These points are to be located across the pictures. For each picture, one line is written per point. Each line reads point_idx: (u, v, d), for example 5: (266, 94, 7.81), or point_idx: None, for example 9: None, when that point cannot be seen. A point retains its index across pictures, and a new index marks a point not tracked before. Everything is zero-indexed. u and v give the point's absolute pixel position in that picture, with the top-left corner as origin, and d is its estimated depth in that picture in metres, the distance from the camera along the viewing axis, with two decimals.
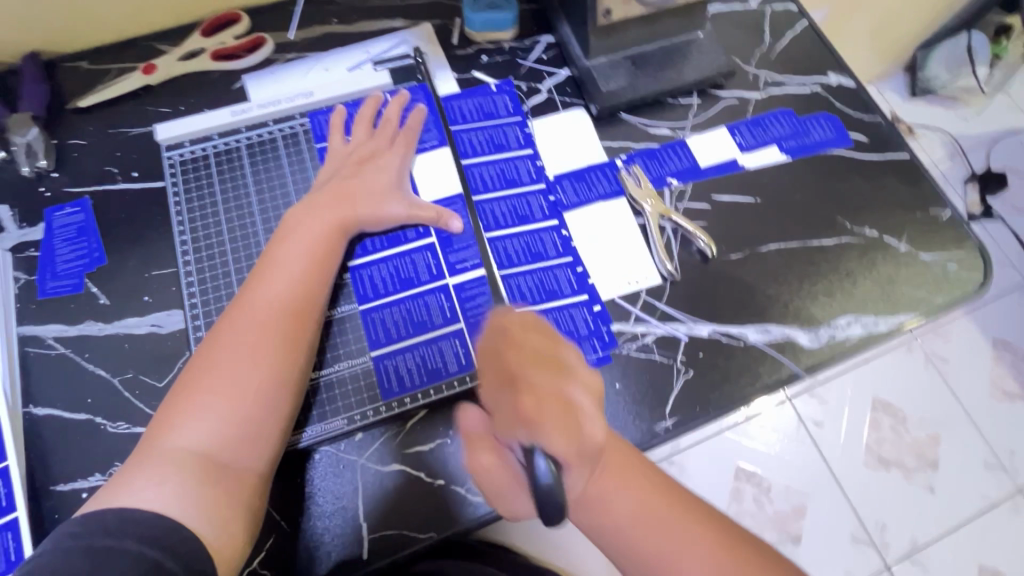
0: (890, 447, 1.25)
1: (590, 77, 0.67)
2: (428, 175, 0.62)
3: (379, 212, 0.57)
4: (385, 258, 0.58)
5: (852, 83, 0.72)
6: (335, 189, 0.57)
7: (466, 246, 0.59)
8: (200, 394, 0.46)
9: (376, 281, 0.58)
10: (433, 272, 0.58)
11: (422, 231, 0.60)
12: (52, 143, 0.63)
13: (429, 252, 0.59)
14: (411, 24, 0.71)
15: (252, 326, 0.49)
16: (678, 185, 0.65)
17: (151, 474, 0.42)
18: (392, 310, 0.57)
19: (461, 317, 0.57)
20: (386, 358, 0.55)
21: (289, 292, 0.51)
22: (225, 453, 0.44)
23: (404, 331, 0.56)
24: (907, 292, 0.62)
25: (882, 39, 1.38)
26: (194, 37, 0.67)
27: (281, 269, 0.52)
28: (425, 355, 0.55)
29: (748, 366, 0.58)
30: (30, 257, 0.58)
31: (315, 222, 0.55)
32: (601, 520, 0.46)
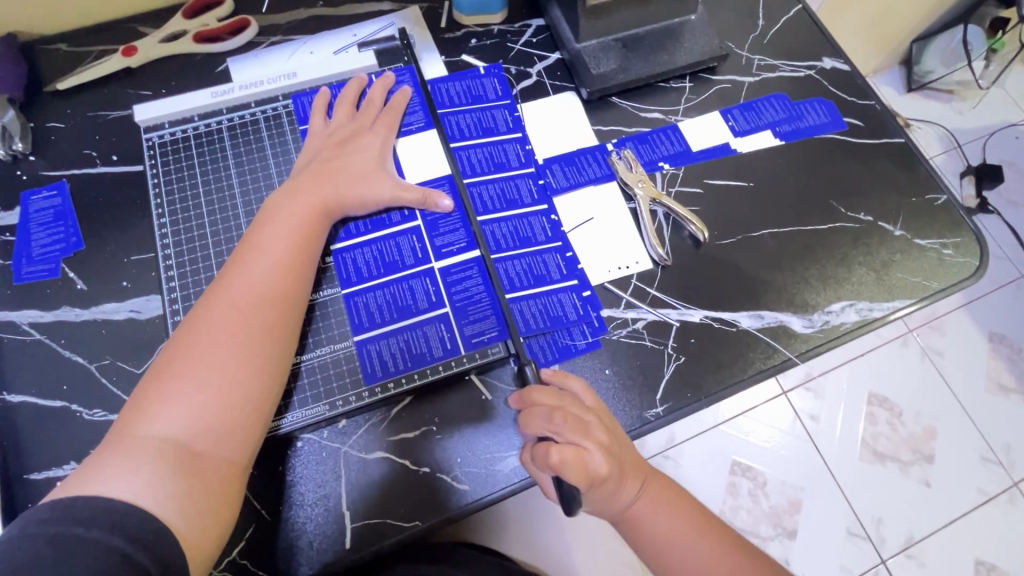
0: (886, 441, 1.24)
1: (581, 59, 0.66)
2: (413, 157, 0.61)
3: (364, 196, 0.56)
4: (369, 241, 0.57)
5: (846, 67, 0.71)
6: (318, 172, 0.56)
7: (452, 229, 0.58)
8: (175, 379, 0.44)
9: (359, 265, 0.56)
10: (418, 255, 0.57)
11: (408, 215, 0.59)
12: (29, 126, 0.61)
13: (415, 235, 0.58)
14: (398, 7, 0.69)
15: (232, 311, 0.47)
16: (670, 170, 0.64)
17: (123, 461, 0.40)
18: (375, 294, 0.55)
19: (447, 301, 0.55)
20: (370, 342, 0.54)
21: (271, 276, 0.50)
22: (201, 441, 0.43)
23: (388, 315, 0.55)
24: (903, 278, 0.61)
25: (878, 32, 1.38)
26: (176, 19, 0.66)
27: (262, 253, 0.50)
28: (410, 340, 0.54)
29: (741, 353, 0.57)
30: (6, 242, 0.57)
31: (297, 204, 0.53)
32: (638, 539, 0.51)
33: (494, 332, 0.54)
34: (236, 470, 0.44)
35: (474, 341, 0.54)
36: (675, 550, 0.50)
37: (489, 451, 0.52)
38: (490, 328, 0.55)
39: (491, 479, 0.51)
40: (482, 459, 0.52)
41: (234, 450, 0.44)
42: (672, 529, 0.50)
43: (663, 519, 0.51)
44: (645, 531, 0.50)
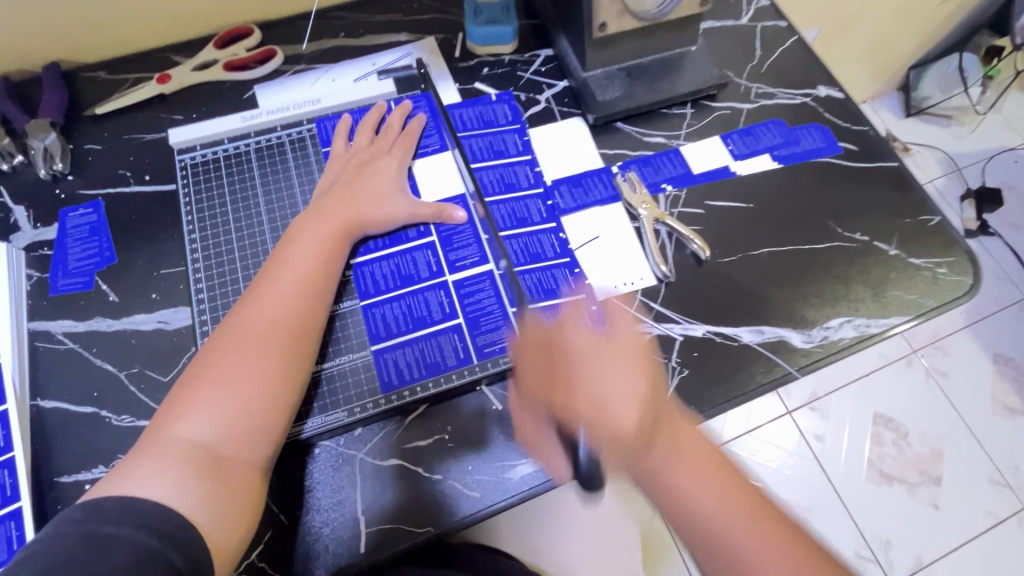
0: (893, 462, 1.25)
1: (587, 87, 0.69)
2: (429, 177, 0.64)
3: (382, 215, 0.59)
4: (386, 256, 0.60)
5: (841, 95, 0.74)
6: (339, 193, 0.59)
7: (465, 244, 0.61)
8: (205, 385, 0.47)
9: (377, 278, 0.59)
10: (433, 270, 0.60)
11: (424, 230, 0.62)
12: (69, 147, 0.65)
13: (430, 250, 0.61)
14: (415, 38, 0.74)
15: (258, 325, 0.50)
16: (672, 191, 0.67)
17: (154, 464, 0.43)
18: (392, 306, 0.58)
19: (460, 312, 0.58)
20: (387, 351, 0.56)
21: (295, 289, 0.53)
22: (227, 445, 0.45)
23: (404, 326, 0.57)
24: (899, 296, 0.63)
25: (875, 60, 1.43)
26: (208, 49, 0.70)
27: (288, 269, 0.54)
28: (424, 349, 0.56)
29: (743, 366, 0.59)
30: (43, 255, 0.60)
31: (320, 225, 0.57)
32: (677, 511, 0.47)
33: (505, 342, 0.57)
34: (256, 473, 0.46)
35: (486, 351, 0.57)
36: (716, 527, 0.46)
37: (499, 459, 0.54)
38: (502, 338, 0.57)
39: (501, 486, 0.53)
40: (493, 467, 0.53)
41: (256, 454, 0.46)
42: (712, 505, 0.46)
43: (707, 492, 0.47)
44: (688, 503, 0.47)
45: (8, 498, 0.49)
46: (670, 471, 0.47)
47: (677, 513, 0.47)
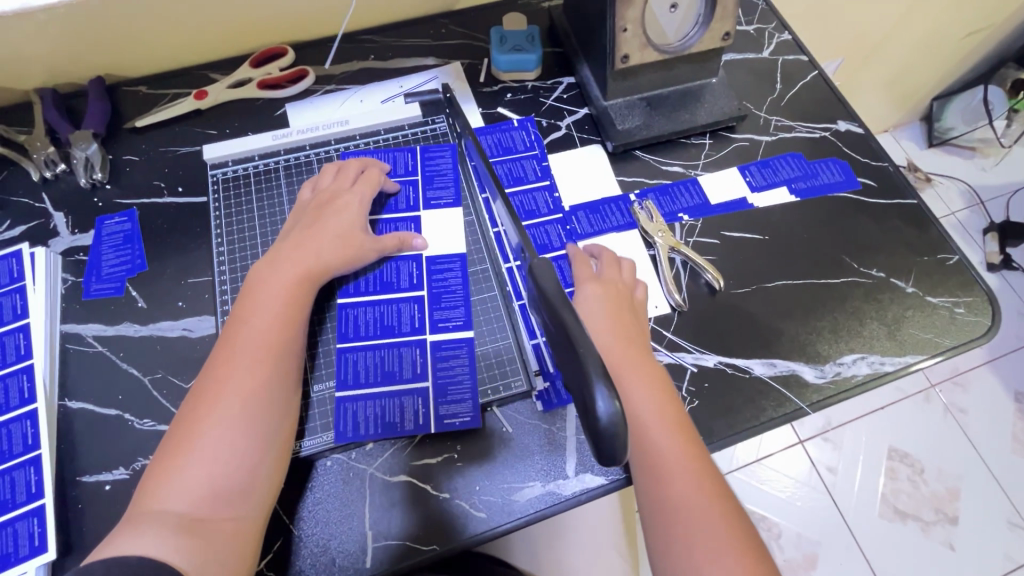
0: (907, 499, 1.22)
1: (607, 116, 0.71)
2: (433, 232, 0.65)
3: (353, 254, 0.59)
4: (373, 302, 0.60)
5: (860, 130, 0.75)
6: (298, 238, 0.58)
7: (452, 305, 0.61)
8: (175, 457, 0.45)
9: (359, 322, 0.59)
10: (416, 326, 0.59)
11: (416, 283, 0.62)
12: (108, 158, 0.68)
13: (417, 304, 0.60)
14: (442, 63, 0.76)
15: (227, 369, 0.49)
16: (688, 221, 0.68)
17: (134, 528, 0.42)
18: (366, 354, 0.58)
19: (429, 376, 0.57)
20: (350, 401, 0.56)
21: (257, 342, 0.51)
22: (201, 498, 0.44)
23: (373, 382, 0.57)
24: (915, 334, 0.63)
25: (897, 90, 1.43)
26: (244, 67, 0.73)
27: (251, 323, 0.52)
28: (386, 407, 0.56)
29: (753, 399, 0.59)
30: (78, 260, 0.63)
31: (279, 273, 0.55)
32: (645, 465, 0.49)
33: (468, 417, 0.56)
34: (249, 524, 0.46)
35: (444, 421, 0.55)
36: (670, 484, 0.48)
37: (507, 481, 0.54)
38: (467, 412, 0.56)
39: (507, 508, 0.53)
40: (501, 489, 0.54)
41: (243, 509, 0.46)
42: (674, 467, 0.48)
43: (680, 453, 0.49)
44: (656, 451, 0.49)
45: (32, 495, 0.50)
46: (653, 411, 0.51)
47: (643, 460, 0.49)
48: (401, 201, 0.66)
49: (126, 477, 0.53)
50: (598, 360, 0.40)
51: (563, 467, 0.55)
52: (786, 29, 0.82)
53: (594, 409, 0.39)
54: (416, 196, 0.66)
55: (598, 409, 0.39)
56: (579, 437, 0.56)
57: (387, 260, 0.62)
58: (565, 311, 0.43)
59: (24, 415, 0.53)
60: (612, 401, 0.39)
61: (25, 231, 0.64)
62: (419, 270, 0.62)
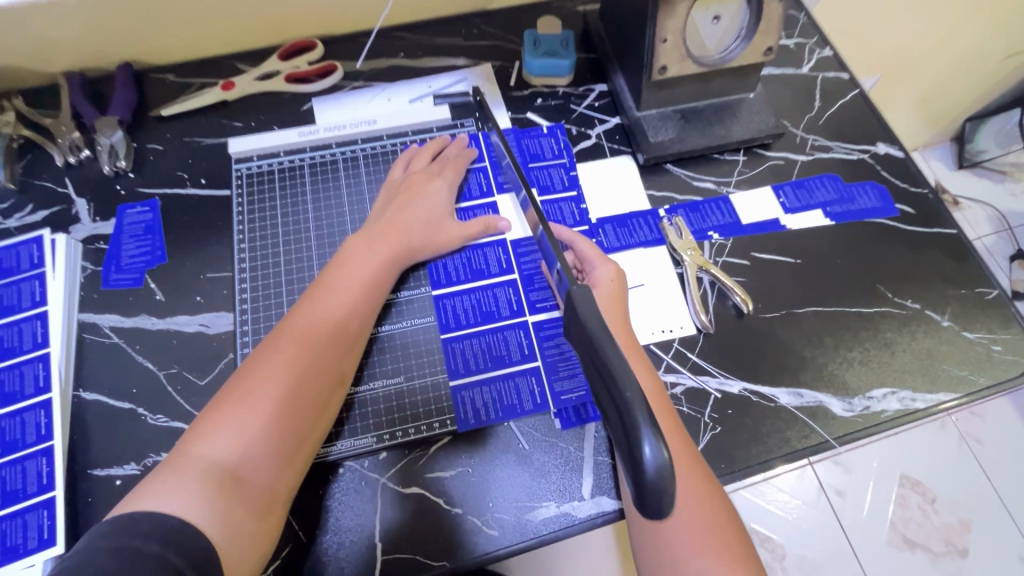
0: (917, 527, 1.19)
1: (640, 127, 0.69)
2: (512, 215, 0.65)
3: (432, 244, 0.60)
4: (466, 290, 0.61)
5: (900, 154, 0.72)
6: (389, 221, 0.59)
7: (544, 286, 0.61)
8: (228, 415, 0.45)
9: (457, 312, 0.60)
10: (513, 310, 0.60)
11: (506, 267, 0.62)
12: (132, 145, 0.67)
13: (511, 288, 0.61)
14: (473, 64, 0.75)
15: (299, 341, 0.49)
16: (718, 240, 0.66)
17: (175, 479, 0.41)
18: (471, 342, 0.58)
19: (538, 356, 0.58)
20: (464, 389, 0.57)
21: (338, 314, 0.52)
22: (245, 467, 0.43)
23: (482, 364, 0.58)
24: (949, 371, 0.60)
25: (930, 108, 1.38)
26: (272, 60, 0.72)
27: (327, 300, 0.53)
28: (502, 391, 0.56)
29: (778, 429, 0.57)
30: (98, 249, 0.62)
31: (369, 253, 0.57)
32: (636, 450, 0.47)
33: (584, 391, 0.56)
34: (276, 499, 0.45)
35: (564, 398, 0.56)
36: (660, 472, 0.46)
37: (520, 499, 0.53)
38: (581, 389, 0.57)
39: (521, 528, 0.52)
40: (513, 507, 0.53)
41: (280, 480, 0.45)
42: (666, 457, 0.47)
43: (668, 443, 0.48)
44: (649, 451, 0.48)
45: (43, 487, 0.50)
46: (650, 394, 0.50)
47: None
48: (478, 186, 0.66)
49: (137, 473, 0.52)
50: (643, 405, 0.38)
51: (579, 488, 0.53)
52: (827, 45, 0.80)
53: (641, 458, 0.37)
54: (492, 182, 0.67)
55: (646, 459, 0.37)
56: (598, 458, 0.55)
57: (473, 249, 0.63)
58: (608, 348, 0.41)
59: (38, 404, 0.53)
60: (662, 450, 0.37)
61: (46, 216, 0.63)
62: (508, 255, 0.63)
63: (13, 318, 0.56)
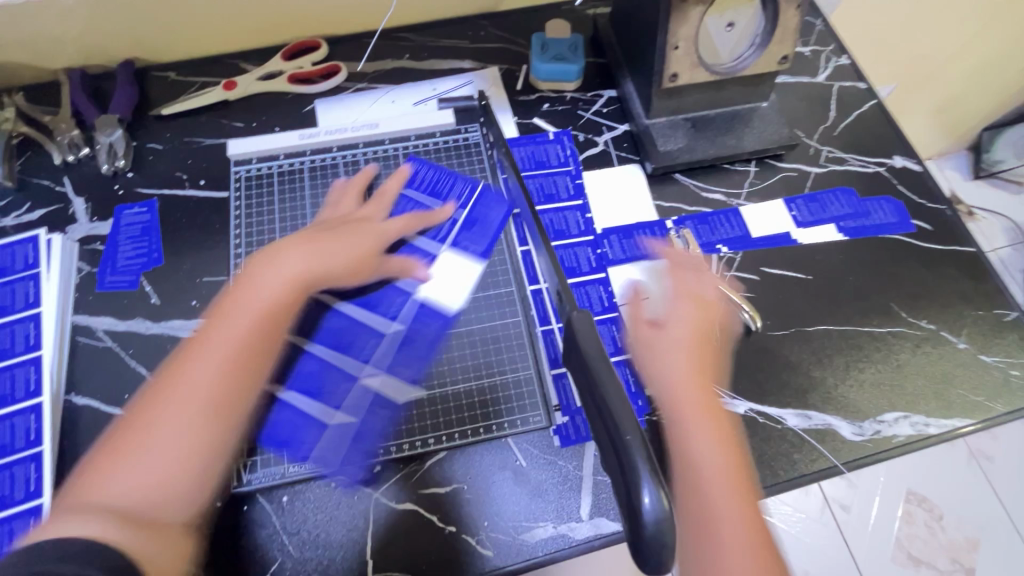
0: (923, 546, 1.17)
1: (648, 135, 0.67)
2: (441, 274, 0.60)
3: (355, 273, 0.55)
4: (361, 338, 0.56)
5: (918, 167, 0.70)
6: (309, 234, 0.54)
7: (413, 357, 0.56)
8: (128, 453, 0.42)
9: (349, 358, 0.55)
10: (364, 360, 0.55)
11: (392, 316, 0.57)
12: (132, 144, 0.66)
13: (381, 340, 0.56)
14: (479, 67, 0.73)
15: (205, 366, 0.45)
16: (727, 253, 0.64)
17: (74, 522, 0.38)
18: (344, 391, 0.54)
19: (358, 416, 0.53)
20: (319, 446, 0.52)
21: (239, 344, 0.47)
22: (151, 504, 0.40)
23: (297, 388, 0.53)
24: (963, 395, 0.58)
25: (947, 117, 1.35)
26: (275, 59, 0.71)
27: (234, 319, 0.48)
28: (349, 450, 0.52)
29: (785, 452, 0.55)
30: (95, 250, 0.61)
31: (283, 265, 0.52)
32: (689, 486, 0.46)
33: (564, 419, 0.55)
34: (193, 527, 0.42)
35: (563, 414, 0.55)
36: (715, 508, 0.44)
37: (517, 519, 0.51)
38: (355, 467, 0.52)
39: (516, 548, 0.50)
40: (510, 526, 0.51)
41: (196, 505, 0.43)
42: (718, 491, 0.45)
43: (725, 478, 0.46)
44: (708, 498, 0.45)
45: (31, 493, 0.49)
46: (706, 434, 0.48)
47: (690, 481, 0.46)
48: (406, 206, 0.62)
49: None
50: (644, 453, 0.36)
51: (577, 508, 0.52)
52: (844, 53, 0.77)
53: (641, 511, 0.35)
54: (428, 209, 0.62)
55: (646, 512, 0.35)
56: (597, 478, 0.53)
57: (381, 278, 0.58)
58: (607, 381, 0.40)
59: (28, 409, 0.52)
60: (662, 501, 0.35)
61: (43, 215, 0.63)
62: (412, 310, 0.57)
63: (7, 319, 0.56)
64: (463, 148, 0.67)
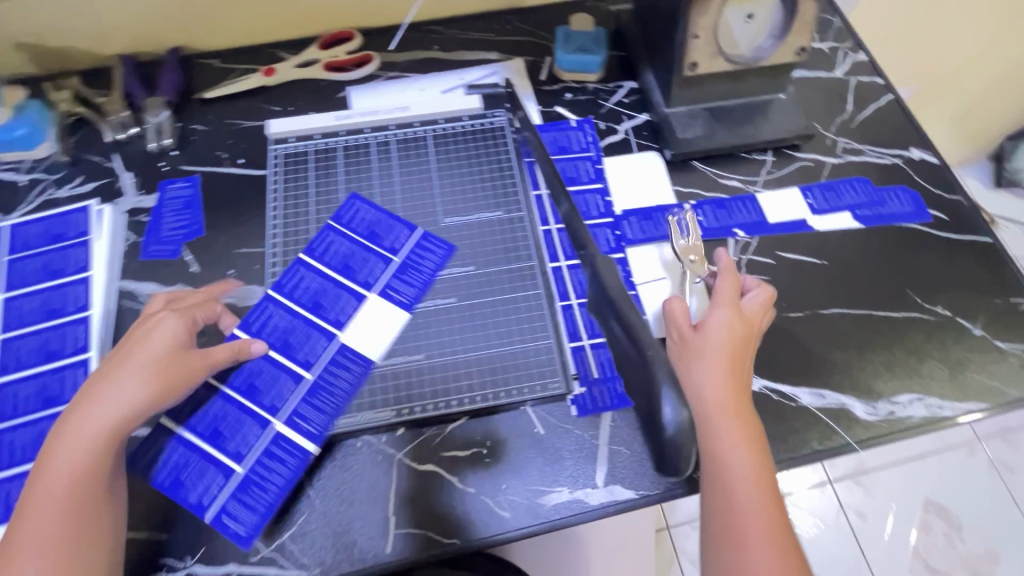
0: (940, 556, 1.16)
1: (668, 123, 0.69)
2: (366, 318, 0.58)
3: (175, 387, 0.49)
4: (263, 385, 0.55)
5: (935, 160, 0.71)
6: (114, 363, 0.49)
7: (322, 407, 0.54)
8: None
9: (243, 409, 0.54)
10: (272, 407, 0.54)
11: (308, 362, 0.56)
12: (177, 125, 0.70)
13: (292, 386, 0.55)
14: (505, 58, 0.76)
15: (44, 523, 0.44)
16: (743, 237, 0.66)
17: None
18: (249, 431, 0.53)
19: (244, 466, 0.52)
20: (222, 493, 0.51)
21: (67, 492, 0.44)
22: None
23: (199, 429, 0.53)
24: (979, 380, 0.59)
25: (969, 124, 1.35)
26: (312, 49, 0.75)
27: (53, 473, 0.45)
28: (248, 494, 0.51)
29: (798, 428, 0.56)
30: (141, 221, 0.65)
31: (92, 404, 0.47)
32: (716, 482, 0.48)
33: (581, 388, 0.56)
34: None
35: (582, 384, 0.57)
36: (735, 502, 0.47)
37: (535, 482, 0.53)
38: (247, 521, 0.50)
39: (533, 510, 0.52)
40: (527, 490, 0.53)
41: None
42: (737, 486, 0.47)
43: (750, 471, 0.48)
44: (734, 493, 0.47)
45: None
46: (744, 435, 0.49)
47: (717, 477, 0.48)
48: (328, 246, 0.62)
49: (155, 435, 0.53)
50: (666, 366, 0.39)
51: (592, 475, 0.53)
52: (862, 50, 0.79)
53: (662, 420, 0.38)
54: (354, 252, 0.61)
55: (669, 421, 0.38)
56: (612, 447, 0.55)
57: (305, 324, 0.58)
58: (630, 315, 0.42)
59: (77, 363, 0.55)
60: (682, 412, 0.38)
61: (94, 188, 0.67)
62: (326, 351, 0.57)
63: (60, 281, 0.59)
64: (488, 132, 0.70)
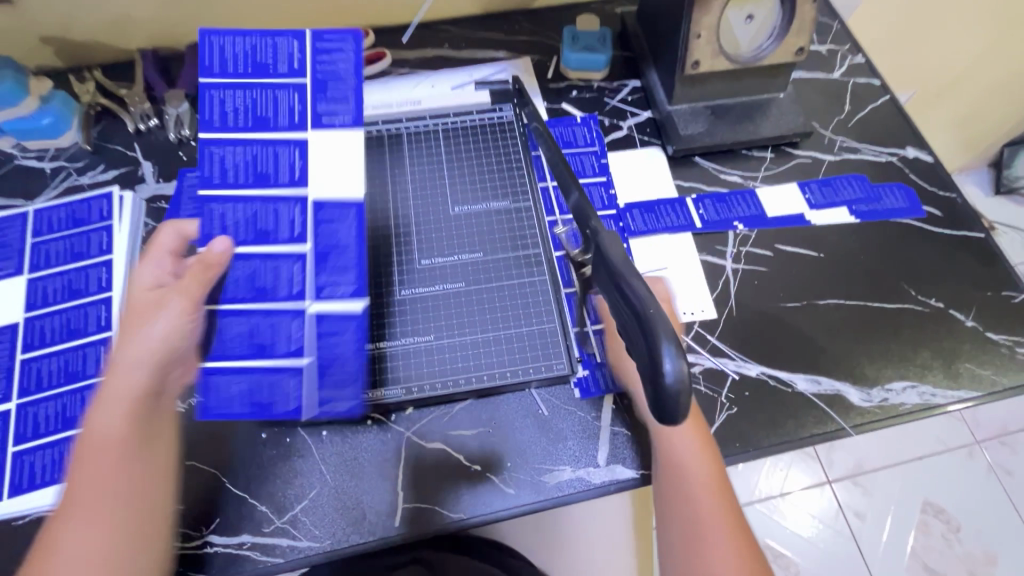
0: (938, 557, 1.16)
1: (670, 120, 0.72)
2: (323, 167, 0.51)
3: (191, 317, 0.50)
4: (253, 261, 0.51)
5: (930, 158, 0.73)
6: (136, 316, 0.50)
7: (340, 267, 0.51)
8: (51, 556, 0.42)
9: (248, 307, 0.51)
10: (292, 291, 0.51)
11: (298, 235, 0.51)
12: (196, 117, 0.73)
13: (299, 263, 0.51)
14: (513, 57, 0.79)
15: (98, 466, 0.45)
16: (743, 230, 0.68)
17: None
18: (283, 318, 0.51)
19: (309, 352, 0.51)
20: (315, 398, 0.52)
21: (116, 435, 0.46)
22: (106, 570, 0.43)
23: (241, 350, 0.51)
24: (971, 370, 0.61)
25: (968, 129, 1.37)
26: None
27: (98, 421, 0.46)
28: (337, 376, 0.52)
29: (794, 412, 0.58)
30: (160, 208, 0.67)
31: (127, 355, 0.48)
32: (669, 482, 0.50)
33: (584, 371, 0.58)
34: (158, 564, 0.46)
35: (585, 368, 0.59)
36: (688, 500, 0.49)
37: (539, 462, 0.55)
38: (348, 396, 0.53)
39: (536, 488, 0.54)
40: (530, 469, 0.55)
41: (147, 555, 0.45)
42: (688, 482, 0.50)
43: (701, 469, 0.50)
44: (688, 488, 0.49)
45: None
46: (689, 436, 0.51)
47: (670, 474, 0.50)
48: (219, 103, 0.50)
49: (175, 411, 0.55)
50: (666, 323, 0.39)
51: (594, 455, 0.55)
52: (860, 52, 0.81)
53: (662, 373, 0.38)
54: (254, 95, 0.50)
55: (668, 373, 0.38)
56: (614, 429, 0.56)
57: (265, 200, 0.50)
58: (631, 277, 0.43)
59: (98, 341, 0.58)
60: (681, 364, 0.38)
61: (116, 175, 0.69)
62: (303, 215, 0.51)
63: (82, 263, 0.62)
64: (497, 126, 0.72)
